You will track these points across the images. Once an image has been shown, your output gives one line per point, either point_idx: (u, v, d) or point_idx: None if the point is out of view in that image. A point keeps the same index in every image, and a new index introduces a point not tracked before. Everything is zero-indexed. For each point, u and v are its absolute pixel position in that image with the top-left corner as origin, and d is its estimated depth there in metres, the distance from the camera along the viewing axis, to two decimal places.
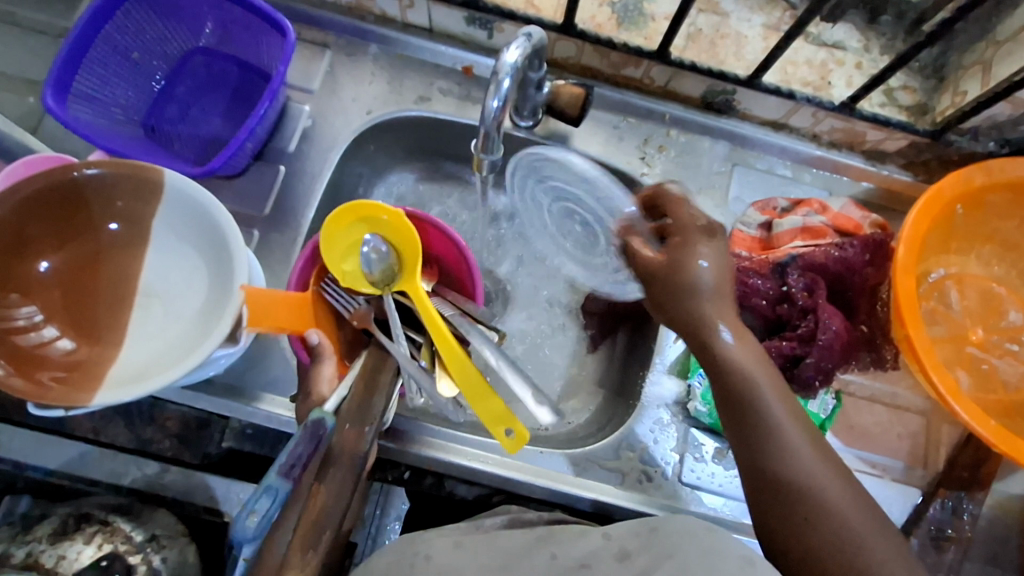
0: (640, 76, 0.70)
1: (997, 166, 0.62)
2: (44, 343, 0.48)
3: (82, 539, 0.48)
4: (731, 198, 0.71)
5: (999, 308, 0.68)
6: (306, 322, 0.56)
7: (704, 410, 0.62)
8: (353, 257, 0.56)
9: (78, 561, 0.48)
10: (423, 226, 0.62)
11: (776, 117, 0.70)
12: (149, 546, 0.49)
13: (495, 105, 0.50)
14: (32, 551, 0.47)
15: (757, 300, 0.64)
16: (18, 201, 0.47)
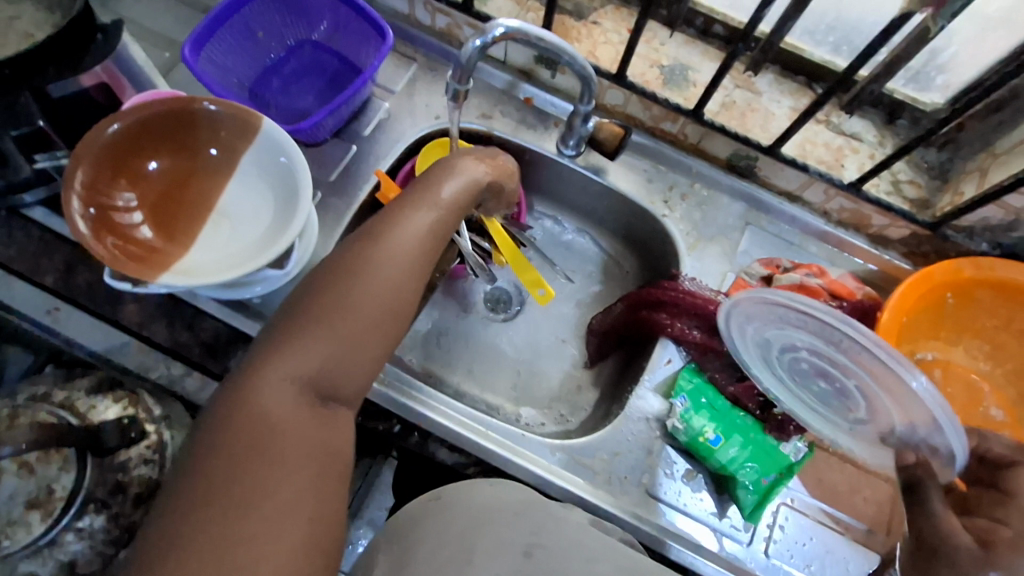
0: (676, 131, 0.79)
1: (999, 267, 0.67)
2: (131, 227, 0.57)
3: (111, 398, 0.57)
4: (740, 251, 0.78)
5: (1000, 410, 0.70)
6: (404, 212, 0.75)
7: (684, 429, 0.66)
8: None
9: (103, 414, 0.56)
10: None
11: (791, 188, 0.78)
12: (163, 421, 0.57)
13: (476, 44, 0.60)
14: (72, 396, 0.56)
15: None
16: (151, 112, 0.57)
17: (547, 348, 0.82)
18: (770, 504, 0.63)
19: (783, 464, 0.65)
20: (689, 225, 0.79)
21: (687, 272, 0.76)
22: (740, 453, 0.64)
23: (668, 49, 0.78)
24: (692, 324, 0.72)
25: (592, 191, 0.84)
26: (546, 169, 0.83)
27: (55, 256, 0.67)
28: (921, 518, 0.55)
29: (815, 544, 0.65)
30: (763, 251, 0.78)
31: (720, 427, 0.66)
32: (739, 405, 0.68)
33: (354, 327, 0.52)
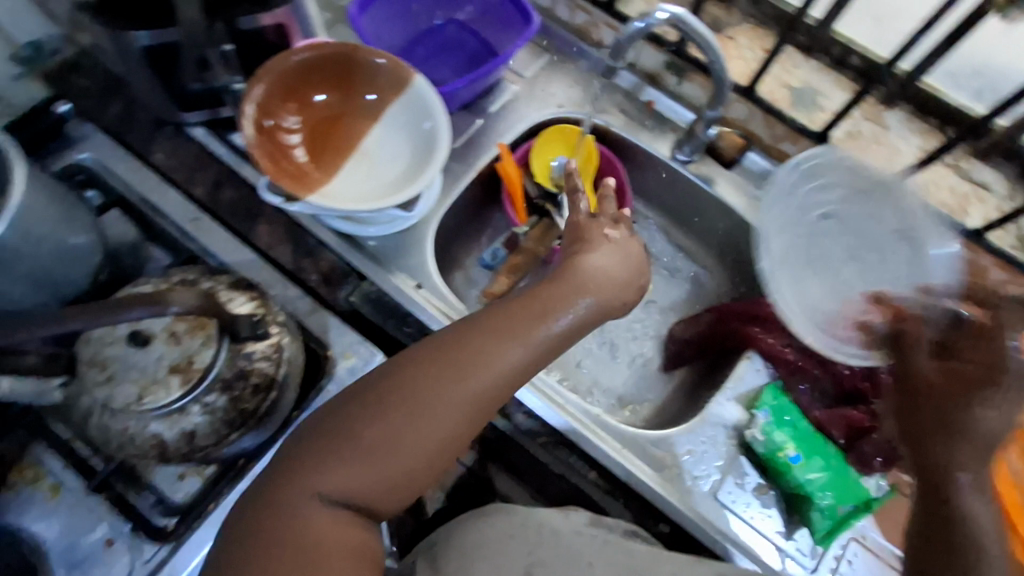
0: (795, 153, 0.78)
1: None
2: (289, 146, 0.62)
3: (245, 296, 0.58)
4: (844, 282, 0.75)
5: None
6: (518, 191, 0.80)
7: (764, 442, 0.65)
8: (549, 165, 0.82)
9: (238, 310, 0.58)
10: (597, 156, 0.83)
11: None
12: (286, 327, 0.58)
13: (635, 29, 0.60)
14: (215, 286, 0.58)
15: (840, 368, 0.69)
16: (330, 52, 0.62)
17: (627, 343, 0.84)
18: (844, 530, 0.62)
19: (862, 497, 0.63)
20: (794, 245, 0.77)
21: None
22: (821, 477, 0.63)
23: (800, 73, 0.79)
24: (784, 341, 0.71)
25: (697, 200, 0.83)
26: (655, 172, 0.84)
27: (206, 172, 0.74)
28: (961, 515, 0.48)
29: None
30: None
31: (803, 447, 0.65)
32: (825, 432, 0.67)
33: (431, 433, 0.47)
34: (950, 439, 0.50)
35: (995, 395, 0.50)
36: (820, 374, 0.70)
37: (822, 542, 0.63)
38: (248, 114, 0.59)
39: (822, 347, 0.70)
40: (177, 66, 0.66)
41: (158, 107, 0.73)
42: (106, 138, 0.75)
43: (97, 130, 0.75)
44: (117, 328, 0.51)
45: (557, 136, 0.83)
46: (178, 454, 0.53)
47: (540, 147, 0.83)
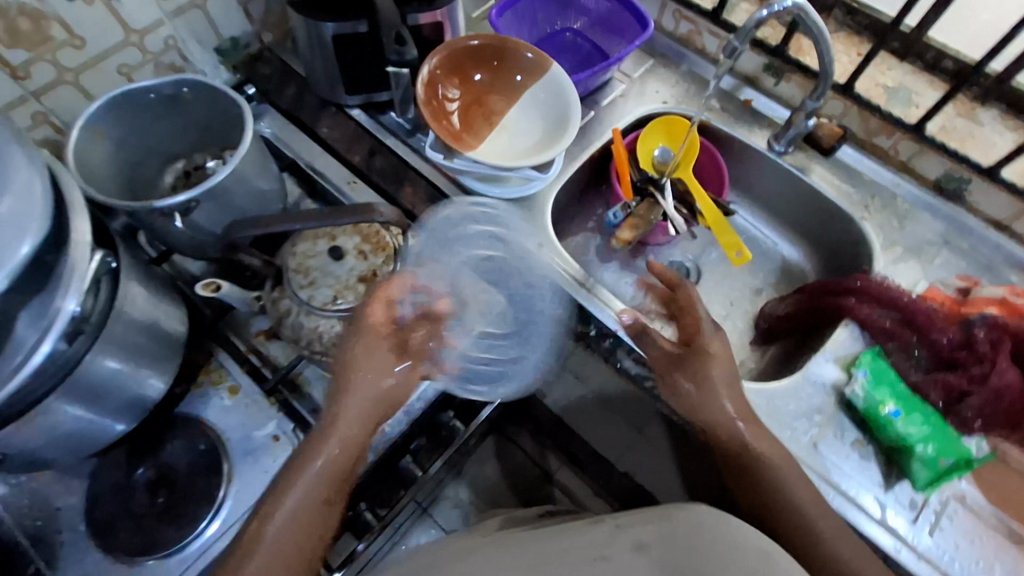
0: (889, 146, 0.85)
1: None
2: (448, 113, 0.75)
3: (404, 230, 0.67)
4: (937, 265, 0.81)
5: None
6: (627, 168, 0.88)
7: (864, 397, 0.69)
8: (653, 152, 0.92)
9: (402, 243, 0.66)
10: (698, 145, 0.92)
11: (1000, 217, 0.80)
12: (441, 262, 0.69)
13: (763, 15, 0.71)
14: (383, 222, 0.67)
15: (939, 336, 0.72)
16: (493, 40, 0.75)
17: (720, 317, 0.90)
18: (943, 482, 0.66)
19: (962, 456, 0.67)
20: (886, 229, 0.83)
21: (880, 270, 0.81)
22: (917, 431, 0.66)
23: (894, 74, 0.86)
24: (881, 310, 0.76)
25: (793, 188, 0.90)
26: (751, 163, 0.92)
27: (362, 144, 0.87)
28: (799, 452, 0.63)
29: (988, 543, 0.64)
30: (961, 269, 0.80)
31: (902, 404, 0.69)
32: (922, 395, 0.70)
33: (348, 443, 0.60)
34: (780, 494, 0.62)
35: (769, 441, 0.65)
36: (917, 342, 0.73)
37: (919, 489, 0.66)
38: (424, 81, 0.72)
39: (920, 318, 0.74)
40: (354, 52, 0.80)
41: (327, 89, 0.87)
42: (281, 115, 0.90)
43: (274, 110, 0.90)
44: (319, 245, 0.63)
45: (670, 126, 0.91)
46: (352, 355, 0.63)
47: (653, 132, 0.92)
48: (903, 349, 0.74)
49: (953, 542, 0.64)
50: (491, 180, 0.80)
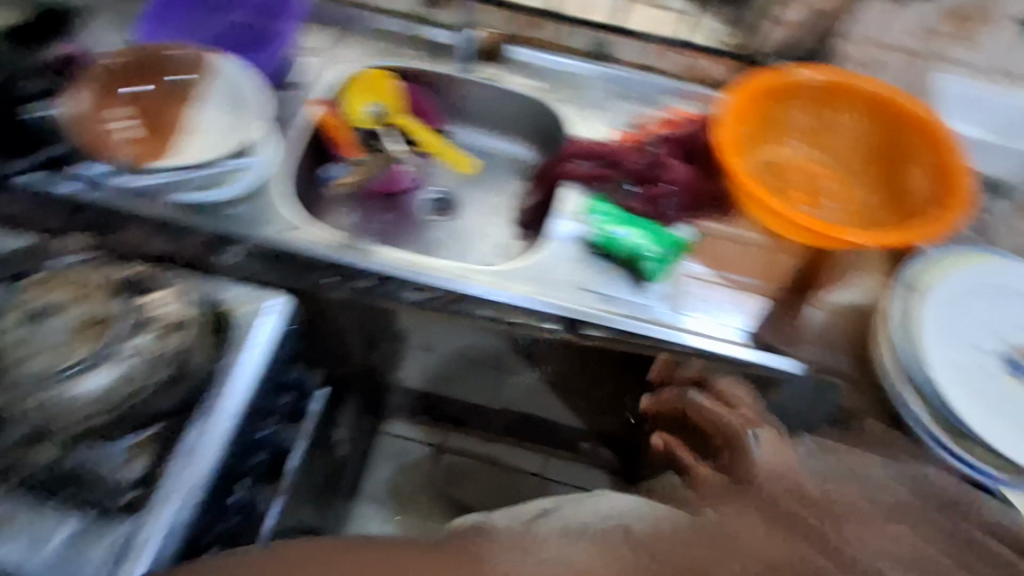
0: (545, 36, 1.00)
1: (861, 80, 0.87)
2: (122, 127, 0.84)
3: (158, 290, 0.71)
4: (617, 112, 0.97)
5: (867, 231, 0.86)
6: (342, 133, 0.94)
7: (595, 232, 0.84)
8: (363, 107, 0.97)
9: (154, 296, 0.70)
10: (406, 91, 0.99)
11: (641, 60, 1.00)
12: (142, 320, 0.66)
13: None
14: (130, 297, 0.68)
15: (631, 164, 0.88)
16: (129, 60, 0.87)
17: (484, 227, 1.02)
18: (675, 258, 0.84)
19: (676, 242, 0.84)
20: (562, 102, 0.99)
21: (577, 134, 0.96)
22: (638, 228, 0.83)
23: None
24: (587, 161, 0.91)
25: (498, 99, 1.02)
26: (449, 88, 1.02)
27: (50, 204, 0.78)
28: (538, 107, 1.00)
29: (713, 296, 0.83)
30: (634, 110, 0.97)
31: (617, 220, 0.84)
32: (640, 213, 0.86)
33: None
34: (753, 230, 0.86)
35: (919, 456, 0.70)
36: (619, 174, 0.89)
37: (655, 279, 0.83)
38: (83, 107, 0.81)
39: (612, 156, 0.89)
40: None
41: None
42: None
43: None
44: None
45: (385, 84, 0.97)
46: (119, 404, 0.63)
47: (368, 93, 0.97)
48: (611, 184, 0.89)
49: (704, 293, 0.84)
50: (204, 185, 0.81)
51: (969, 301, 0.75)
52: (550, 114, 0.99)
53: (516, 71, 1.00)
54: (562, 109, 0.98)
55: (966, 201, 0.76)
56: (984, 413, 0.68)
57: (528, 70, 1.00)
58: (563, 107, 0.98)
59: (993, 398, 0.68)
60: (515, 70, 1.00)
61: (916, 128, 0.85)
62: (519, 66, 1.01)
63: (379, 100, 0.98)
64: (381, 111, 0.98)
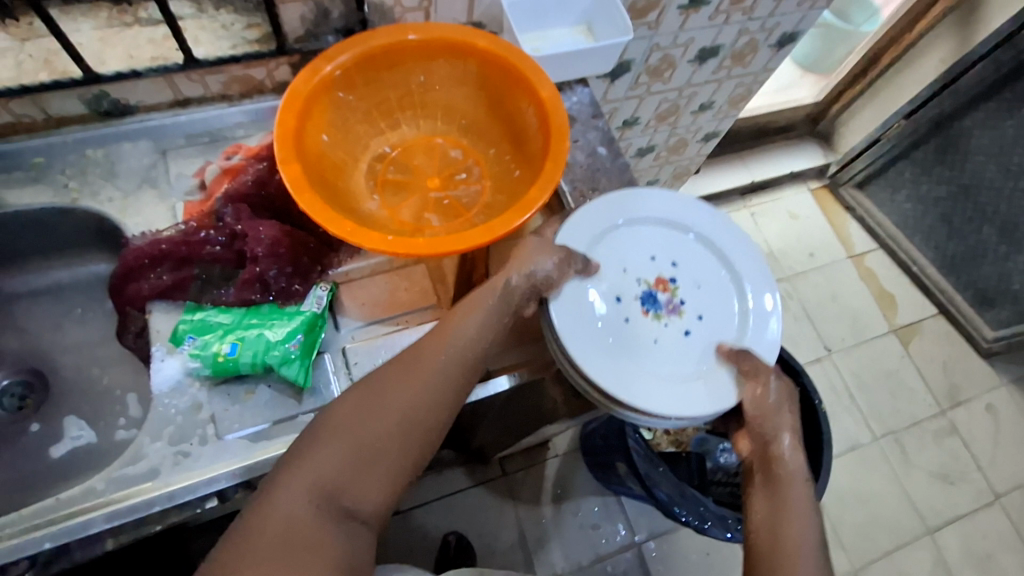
0: (12, 120, 0.69)
1: (408, 31, 0.72)
2: None
3: None
4: (173, 177, 0.73)
5: (505, 197, 0.76)
6: None
7: (199, 361, 0.62)
8: None
9: None
10: None
11: (169, 97, 0.74)
12: None
13: None
14: None
15: (209, 250, 0.67)
16: None
17: (95, 387, 0.76)
18: (318, 336, 0.66)
19: (309, 318, 0.66)
20: (92, 197, 0.71)
21: (133, 234, 0.70)
22: (253, 334, 0.63)
23: None
24: (156, 269, 0.67)
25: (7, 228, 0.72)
26: None
27: None
28: (69, 214, 0.72)
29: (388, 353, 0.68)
30: (194, 166, 0.73)
31: (224, 334, 0.64)
32: (251, 303, 0.67)
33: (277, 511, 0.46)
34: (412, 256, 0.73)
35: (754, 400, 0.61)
36: (202, 269, 0.67)
37: (309, 385, 0.64)
38: None
39: (182, 251, 0.67)
40: None
41: None
42: None
43: None
44: None
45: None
46: None
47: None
48: (200, 284, 0.67)
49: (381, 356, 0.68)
50: None
51: (605, 243, 0.66)
52: (92, 222, 0.73)
53: (3, 185, 0.70)
54: (95, 206, 0.71)
55: (566, 137, 0.68)
56: (619, 368, 0.59)
57: (22, 179, 0.71)
58: (98, 203, 0.71)
59: (631, 349, 0.61)
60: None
61: (495, 64, 0.73)
62: (6, 177, 0.71)
63: None
64: None
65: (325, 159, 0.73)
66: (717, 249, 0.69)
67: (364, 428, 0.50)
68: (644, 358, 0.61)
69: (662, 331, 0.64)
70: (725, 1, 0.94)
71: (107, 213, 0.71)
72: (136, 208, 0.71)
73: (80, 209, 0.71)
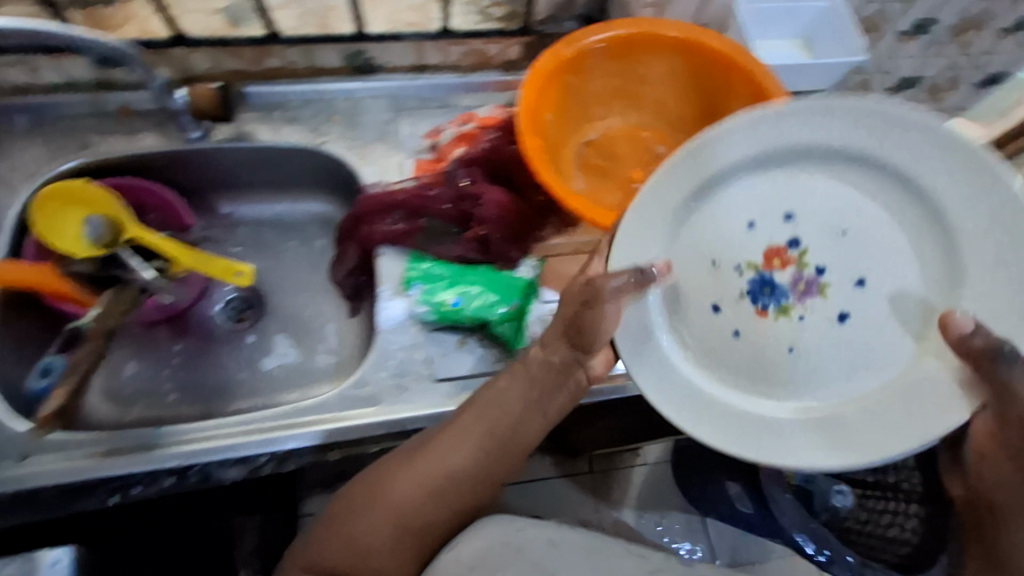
0: (283, 64, 0.77)
1: (651, 26, 0.74)
2: None
3: None
4: (406, 136, 0.79)
5: None
6: (47, 280, 0.67)
7: (426, 306, 0.68)
8: (75, 226, 0.70)
9: None
10: (126, 191, 0.74)
11: (414, 61, 0.80)
12: None
13: (54, 31, 0.59)
14: None
15: (440, 206, 0.72)
16: None
17: (302, 315, 0.83)
18: (530, 303, 0.68)
19: (524, 284, 0.69)
20: (337, 141, 0.78)
21: (368, 181, 0.76)
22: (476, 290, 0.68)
23: None
24: (389, 216, 0.73)
25: (259, 159, 0.80)
26: (191, 166, 0.78)
27: None
28: (312, 154, 0.79)
29: None
30: (427, 126, 0.79)
31: (449, 285, 0.69)
32: (470, 261, 0.72)
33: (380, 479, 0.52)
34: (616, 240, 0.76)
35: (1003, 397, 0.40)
36: (430, 222, 0.73)
37: (519, 346, 0.67)
38: None
39: (414, 204, 0.72)
40: None
41: None
42: None
43: None
44: None
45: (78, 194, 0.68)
46: None
47: (53, 209, 0.69)
48: (428, 236, 0.72)
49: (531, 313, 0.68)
50: None
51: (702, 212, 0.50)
52: (329, 166, 0.81)
53: (265, 121, 0.77)
54: (338, 151, 0.78)
55: None
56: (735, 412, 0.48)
57: (277, 116, 0.78)
58: (340, 148, 0.78)
59: (762, 368, 0.49)
60: (263, 119, 0.77)
61: (724, 68, 0.74)
62: (265, 112, 0.77)
63: (95, 213, 0.70)
64: (104, 228, 0.71)
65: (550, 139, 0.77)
66: (878, 161, 0.44)
67: (496, 402, 0.53)
68: (796, 379, 0.48)
69: (801, 333, 0.48)
70: (946, 34, 0.92)
71: (347, 159, 0.77)
72: (373, 158, 0.78)
73: (323, 151, 0.78)
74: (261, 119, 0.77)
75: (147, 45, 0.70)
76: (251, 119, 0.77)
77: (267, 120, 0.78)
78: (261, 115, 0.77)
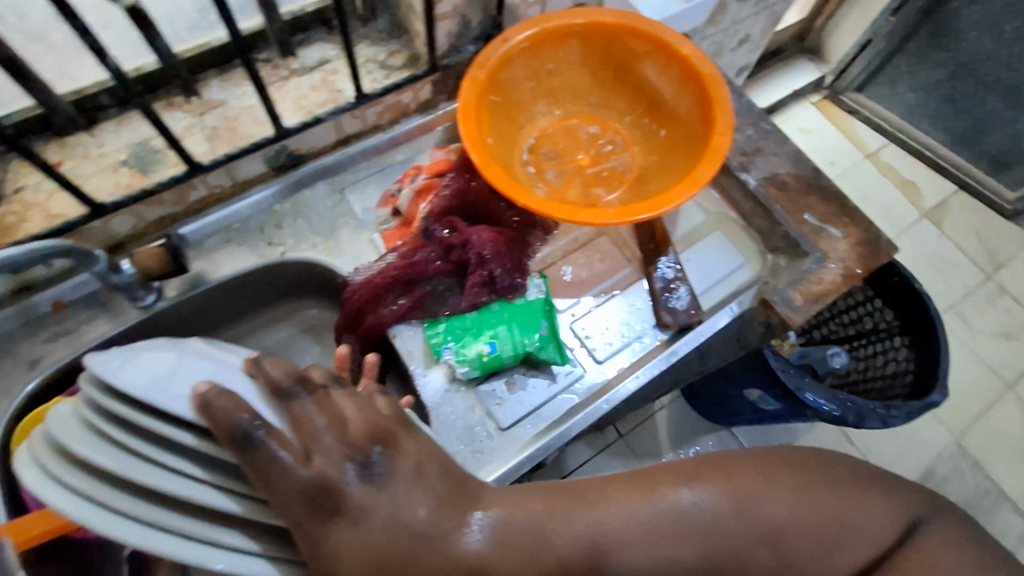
0: (208, 192, 0.73)
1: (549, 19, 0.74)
2: None
3: None
4: (361, 212, 0.76)
5: (658, 157, 0.81)
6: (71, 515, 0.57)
7: (466, 366, 0.67)
8: None
9: None
10: None
11: (334, 137, 0.78)
12: None
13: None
14: None
15: (431, 266, 0.71)
16: None
17: None
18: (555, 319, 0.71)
19: (542, 303, 0.71)
20: (295, 242, 0.74)
21: (346, 270, 0.74)
22: (504, 331, 0.68)
23: (112, 146, 0.68)
24: (387, 298, 0.70)
25: (223, 295, 0.74)
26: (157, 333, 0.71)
27: None
28: (276, 269, 0.75)
29: (611, 319, 0.74)
30: (376, 195, 0.77)
31: (476, 335, 0.68)
32: (482, 306, 0.71)
33: None
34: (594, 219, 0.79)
35: (540, 552, 0.46)
36: (429, 285, 0.72)
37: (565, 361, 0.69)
38: None
39: (408, 274, 0.70)
40: None
41: None
42: None
43: None
44: None
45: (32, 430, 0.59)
46: None
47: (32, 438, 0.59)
48: (436, 300, 0.71)
49: (142, 372, 0.43)
50: None
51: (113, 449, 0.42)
52: (297, 274, 0.77)
53: (214, 254, 0.72)
54: (302, 253, 0.74)
55: (721, 83, 0.72)
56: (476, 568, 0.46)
57: (221, 245, 0.73)
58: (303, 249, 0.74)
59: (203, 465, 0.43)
60: (212, 254, 0.72)
61: (629, 38, 0.76)
62: (210, 244, 0.73)
63: None
64: None
65: (500, 161, 0.77)
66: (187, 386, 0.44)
67: None
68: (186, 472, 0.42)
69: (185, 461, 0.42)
70: None
71: (316, 259, 0.74)
72: (339, 245, 0.75)
73: (286, 262, 0.74)
74: (211, 252, 0.72)
75: (62, 230, 0.64)
76: (201, 258, 0.72)
77: (215, 252, 0.73)
78: (210, 249, 0.73)
